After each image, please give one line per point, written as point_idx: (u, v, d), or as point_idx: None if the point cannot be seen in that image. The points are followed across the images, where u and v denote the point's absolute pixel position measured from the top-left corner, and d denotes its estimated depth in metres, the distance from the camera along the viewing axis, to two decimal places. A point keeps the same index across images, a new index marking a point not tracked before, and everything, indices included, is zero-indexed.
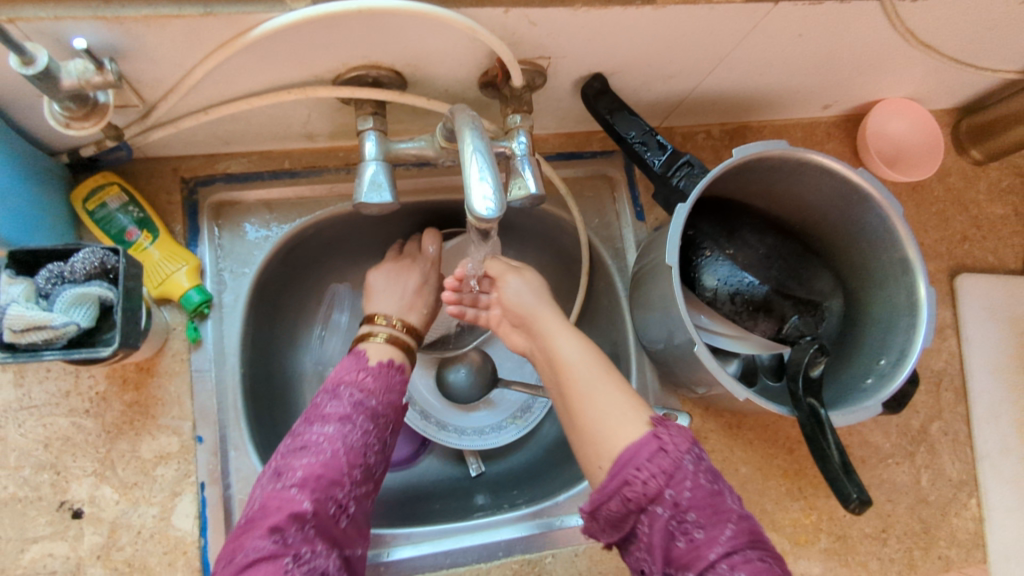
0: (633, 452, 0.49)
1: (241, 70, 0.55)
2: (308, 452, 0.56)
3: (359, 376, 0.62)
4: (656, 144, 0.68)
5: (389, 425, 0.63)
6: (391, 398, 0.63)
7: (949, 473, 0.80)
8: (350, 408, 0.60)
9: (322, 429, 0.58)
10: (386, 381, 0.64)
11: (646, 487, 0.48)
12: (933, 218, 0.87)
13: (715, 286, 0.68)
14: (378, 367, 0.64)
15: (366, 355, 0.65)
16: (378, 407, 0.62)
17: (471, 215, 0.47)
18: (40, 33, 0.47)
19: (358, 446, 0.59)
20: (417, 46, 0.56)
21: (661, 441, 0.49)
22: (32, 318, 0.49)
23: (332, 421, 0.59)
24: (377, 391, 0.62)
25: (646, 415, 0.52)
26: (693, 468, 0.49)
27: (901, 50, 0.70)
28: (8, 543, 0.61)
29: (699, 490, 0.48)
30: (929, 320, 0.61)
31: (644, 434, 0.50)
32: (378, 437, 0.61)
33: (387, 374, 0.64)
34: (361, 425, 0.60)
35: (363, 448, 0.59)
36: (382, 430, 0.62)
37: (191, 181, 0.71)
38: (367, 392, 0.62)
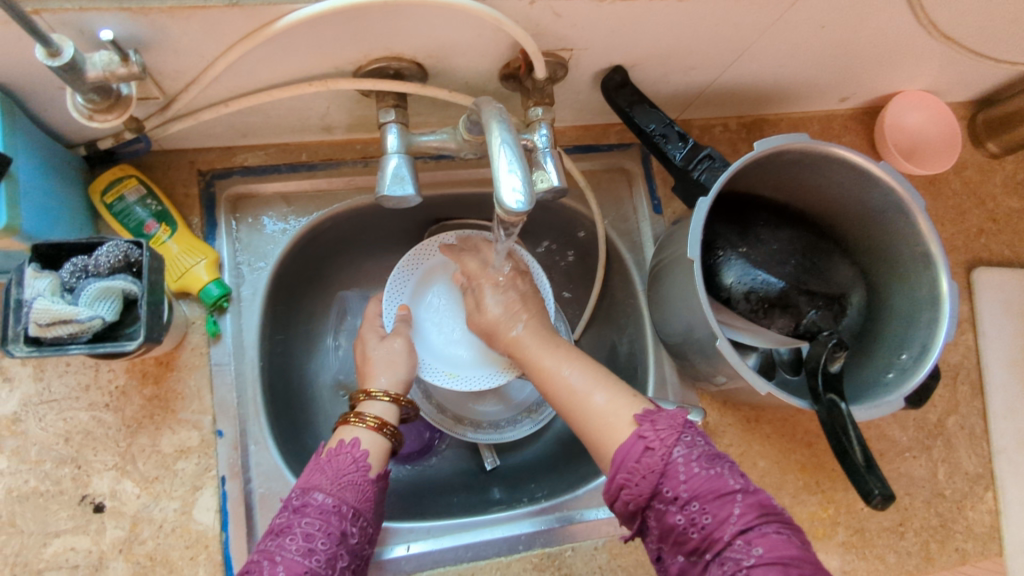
0: (624, 456, 0.50)
1: (263, 62, 0.55)
2: (250, 573, 0.50)
3: (307, 475, 0.56)
4: (676, 137, 0.67)
5: (353, 516, 0.55)
6: (345, 487, 0.56)
7: (966, 467, 0.80)
8: (293, 513, 0.53)
9: (267, 545, 0.51)
10: (336, 469, 0.56)
11: (641, 488, 0.49)
12: (950, 212, 0.87)
13: (732, 285, 0.66)
14: (327, 456, 0.58)
15: (319, 453, 0.59)
16: (326, 500, 0.54)
17: (500, 208, 0.47)
18: (64, 25, 0.46)
19: (300, 550, 0.51)
20: (441, 37, 0.55)
21: (645, 441, 0.50)
22: (58, 312, 0.49)
23: (273, 533, 0.52)
24: (327, 483, 0.55)
25: (631, 417, 0.53)
26: (684, 460, 0.49)
27: (923, 42, 0.69)
28: (30, 538, 0.61)
29: (695, 478, 0.48)
30: (951, 314, 0.60)
31: (628, 437, 0.51)
32: (331, 534, 0.52)
33: (336, 461, 0.57)
34: (303, 526, 0.52)
35: (308, 552, 0.51)
36: (336, 524, 0.53)
37: (208, 175, 0.71)
38: (312, 489, 0.55)
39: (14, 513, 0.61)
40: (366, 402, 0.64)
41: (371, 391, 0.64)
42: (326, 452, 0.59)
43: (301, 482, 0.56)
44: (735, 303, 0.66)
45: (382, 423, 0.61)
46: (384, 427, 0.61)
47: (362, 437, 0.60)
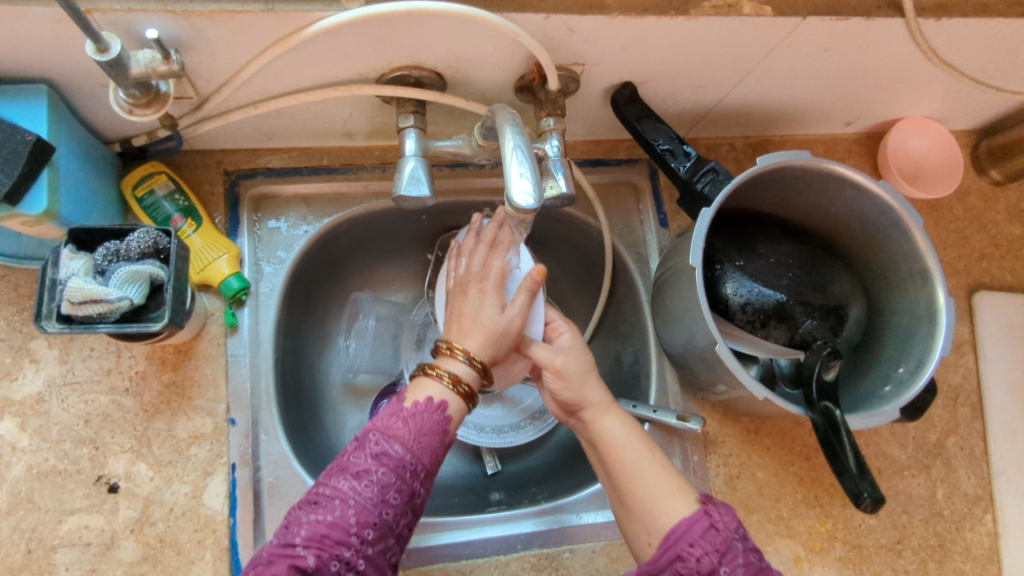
0: (687, 527, 0.52)
1: (292, 67, 0.59)
2: (318, 506, 0.49)
3: (390, 421, 0.53)
4: (682, 152, 0.70)
5: (424, 475, 0.53)
6: (423, 447, 0.53)
7: (966, 488, 0.80)
8: (371, 458, 0.51)
9: (338, 483, 0.50)
10: (420, 425, 0.53)
11: (700, 564, 0.50)
12: (952, 236, 0.88)
13: (731, 296, 0.67)
14: (412, 409, 0.54)
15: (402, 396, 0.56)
16: (405, 455, 0.52)
17: (511, 207, 0.49)
18: (112, 24, 0.50)
19: (374, 500, 0.49)
20: (460, 48, 0.59)
21: (712, 519, 0.52)
22: (90, 291, 0.52)
23: (348, 472, 0.50)
24: (407, 437, 0.52)
25: (694, 493, 0.55)
26: (742, 547, 0.51)
27: (924, 69, 0.72)
28: (46, 514, 0.63)
29: (752, 567, 0.50)
30: (947, 329, 0.62)
31: (695, 510, 0.53)
32: (402, 492, 0.51)
33: (421, 417, 0.54)
34: (379, 476, 0.50)
35: (379, 504, 0.50)
36: (408, 483, 0.51)
37: (233, 175, 0.74)
38: (393, 439, 0.52)
39: (33, 489, 0.63)
40: (445, 357, 0.58)
41: (451, 346, 0.59)
42: (410, 402, 0.55)
43: (381, 426, 0.53)
44: (731, 314, 0.68)
45: (459, 382, 0.57)
46: (460, 386, 0.57)
47: (449, 401, 0.56)
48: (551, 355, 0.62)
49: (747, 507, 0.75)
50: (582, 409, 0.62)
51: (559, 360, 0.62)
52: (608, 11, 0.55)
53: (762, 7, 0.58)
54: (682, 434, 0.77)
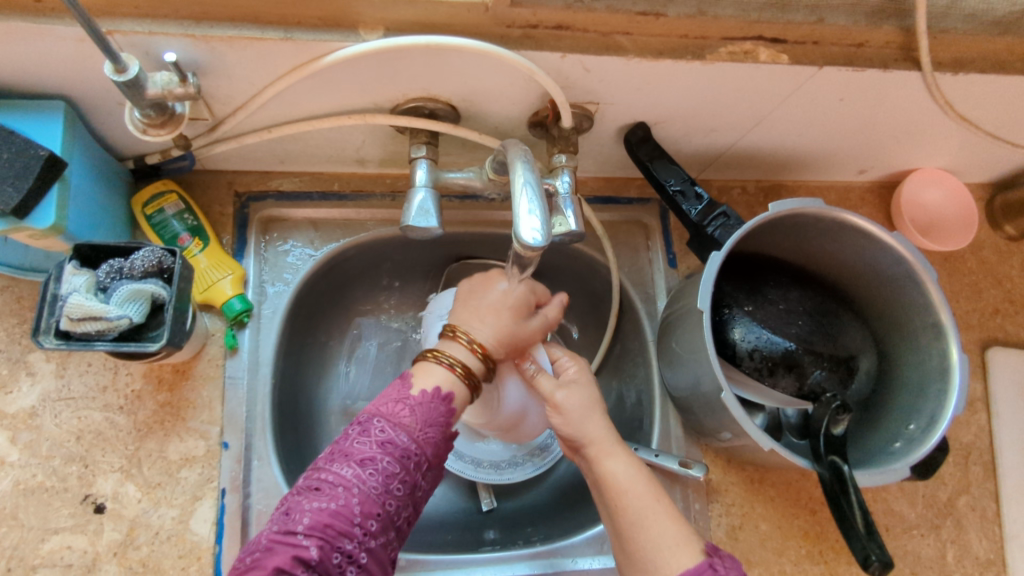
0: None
1: (307, 94, 0.59)
2: (322, 493, 0.47)
3: (397, 409, 0.51)
4: (693, 194, 0.70)
5: (427, 468, 0.51)
6: (428, 438, 0.51)
7: (976, 551, 0.77)
8: (375, 445, 0.49)
9: (343, 470, 0.48)
10: (425, 415, 0.52)
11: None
12: (966, 290, 0.87)
13: (739, 341, 0.66)
14: (418, 398, 0.52)
15: (411, 380, 0.54)
16: (410, 446, 0.50)
17: (518, 243, 0.49)
18: (132, 46, 0.51)
19: (377, 489, 0.48)
20: (476, 83, 0.59)
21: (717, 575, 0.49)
22: (90, 308, 0.52)
23: (352, 459, 0.48)
24: (413, 427, 0.51)
25: (700, 544, 0.52)
26: None
27: (941, 123, 0.71)
28: (29, 532, 0.61)
29: None
30: (960, 387, 0.60)
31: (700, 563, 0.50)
32: (406, 483, 0.49)
33: (428, 408, 0.52)
34: (385, 465, 0.48)
35: (383, 494, 0.48)
36: (413, 474, 0.50)
37: (243, 196, 0.74)
38: (398, 427, 0.51)
39: (18, 506, 0.62)
40: (451, 342, 0.58)
41: (453, 331, 0.59)
42: (417, 390, 0.53)
43: (385, 411, 0.51)
44: (739, 360, 0.66)
45: (466, 370, 0.56)
46: (466, 372, 0.56)
47: (456, 390, 0.55)
48: (552, 387, 0.61)
49: (748, 560, 0.73)
50: (584, 446, 0.59)
51: (559, 395, 0.61)
52: (624, 52, 0.56)
53: (778, 54, 0.58)
54: (684, 480, 0.74)
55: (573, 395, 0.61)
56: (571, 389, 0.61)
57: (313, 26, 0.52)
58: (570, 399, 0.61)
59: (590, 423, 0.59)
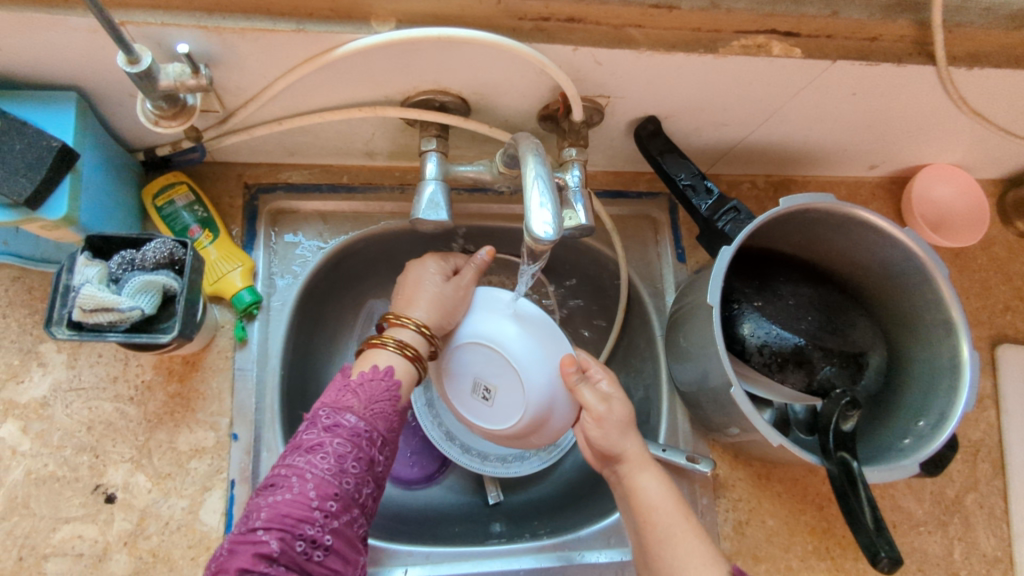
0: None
1: (318, 86, 0.59)
2: (277, 488, 0.48)
3: (341, 395, 0.53)
4: (703, 189, 0.69)
5: (380, 444, 0.52)
6: (376, 414, 0.53)
7: (984, 549, 0.77)
8: (324, 432, 0.50)
9: (294, 461, 0.49)
10: (369, 392, 0.53)
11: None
12: (976, 286, 0.87)
13: (748, 337, 0.66)
14: (359, 378, 0.54)
15: (353, 368, 0.56)
16: (358, 424, 0.51)
17: (529, 236, 0.49)
18: (145, 37, 0.51)
19: (332, 470, 0.48)
20: (486, 75, 0.59)
21: None
22: (102, 299, 0.52)
23: (302, 449, 0.49)
24: (358, 406, 0.52)
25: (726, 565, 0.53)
26: None
27: (955, 118, 0.71)
28: (41, 521, 0.62)
29: None
30: (971, 384, 0.60)
31: None
32: (361, 459, 0.50)
33: (370, 385, 0.54)
34: (334, 447, 0.49)
35: (339, 474, 0.49)
36: (366, 451, 0.51)
37: (253, 188, 0.74)
38: (344, 410, 0.52)
39: (30, 495, 0.62)
40: (394, 328, 0.61)
41: (396, 317, 0.61)
42: (357, 373, 0.55)
43: (329, 400, 0.53)
44: (748, 355, 0.66)
45: (406, 347, 0.58)
46: (409, 352, 0.58)
47: (398, 365, 0.57)
48: (594, 400, 0.61)
49: (755, 555, 0.73)
50: (619, 462, 0.60)
51: (602, 408, 0.60)
52: (637, 45, 0.55)
53: (792, 48, 0.58)
54: (691, 475, 0.75)
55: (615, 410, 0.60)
56: (612, 403, 0.61)
57: (325, 18, 0.51)
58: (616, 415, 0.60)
59: (627, 441, 0.60)
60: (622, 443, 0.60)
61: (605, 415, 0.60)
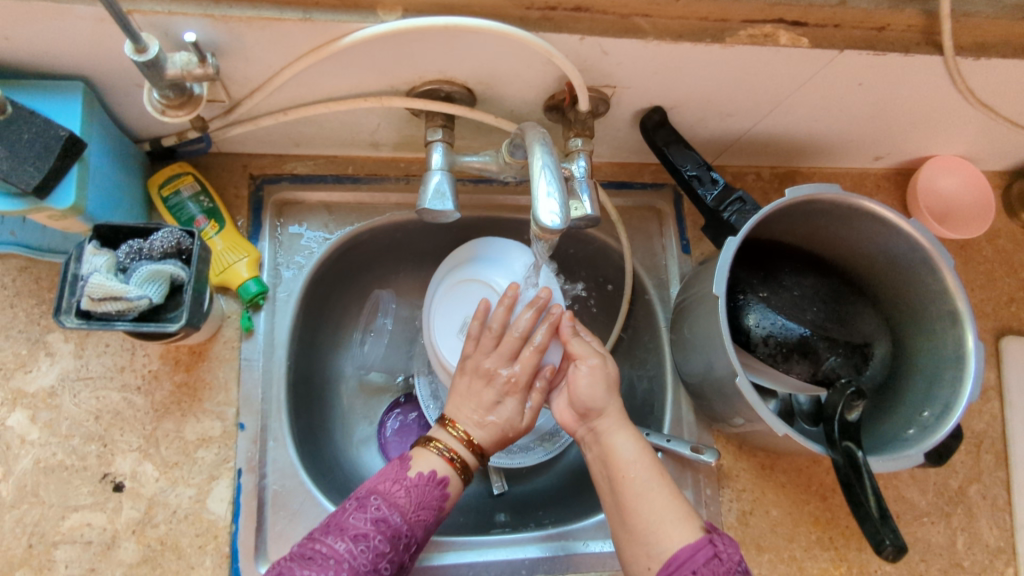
0: (690, 553, 0.51)
1: (324, 76, 0.59)
2: (311, 562, 0.50)
3: (394, 490, 0.55)
4: (709, 179, 0.69)
5: (411, 552, 0.54)
6: (418, 520, 0.55)
7: (987, 539, 0.78)
8: (371, 522, 0.53)
9: (337, 542, 0.51)
10: (420, 498, 0.56)
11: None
12: (981, 278, 0.87)
13: (753, 327, 0.66)
14: (415, 479, 0.57)
15: (410, 465, 0.58)
16: (402, 526, 0.54)
17: (537, 226, 0.49)
18: (152, 26, 0.51)
19: (367, 566, 0.51)
20: (493, 65, 0.58)
21: (716, 549, 0.51)
22: (111, 288, 0.52)
23: (346, 533, 0.52)
24: (407, 507, 0.55)
25: (698, 522, 0.54)
26: None
27: (961, 109, 0.70)
28: (50, 509, 0.62)
29: None
30: (976, 373, 0.60)
31: (700, 538, 0.52)
32: (393, 563, 0.52)
33: (422, 489, 0.56)
34: (376, 543, 0.52)
35: (370, 572, 0.51)
36: (400, 555, 0.53)
37: (258, 179, 0.74)
38: (393, 506, 0.54)
39: (39, 484, 0.63)
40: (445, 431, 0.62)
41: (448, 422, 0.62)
42: (413, 472, 0.57)
43: (382, 490, 0.55)
44: (753, 346, 0.66)
45: (456, 458, 0.60)
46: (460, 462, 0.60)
47: (448, 476, 0.59)
48: (583, 350, 0.64)
49: (759, 546, 0.73)
50: (597, 418, 0.61)
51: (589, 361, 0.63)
52: (643, 35, 0.55)
53: (799, 38, 0.58)
54: (695, 465, 0.75)
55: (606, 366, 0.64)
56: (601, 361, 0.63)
57: (332, 7, 0.51)
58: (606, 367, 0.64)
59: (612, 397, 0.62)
60: (605, 399, 0.62)
61: (597, 364, 0.63)
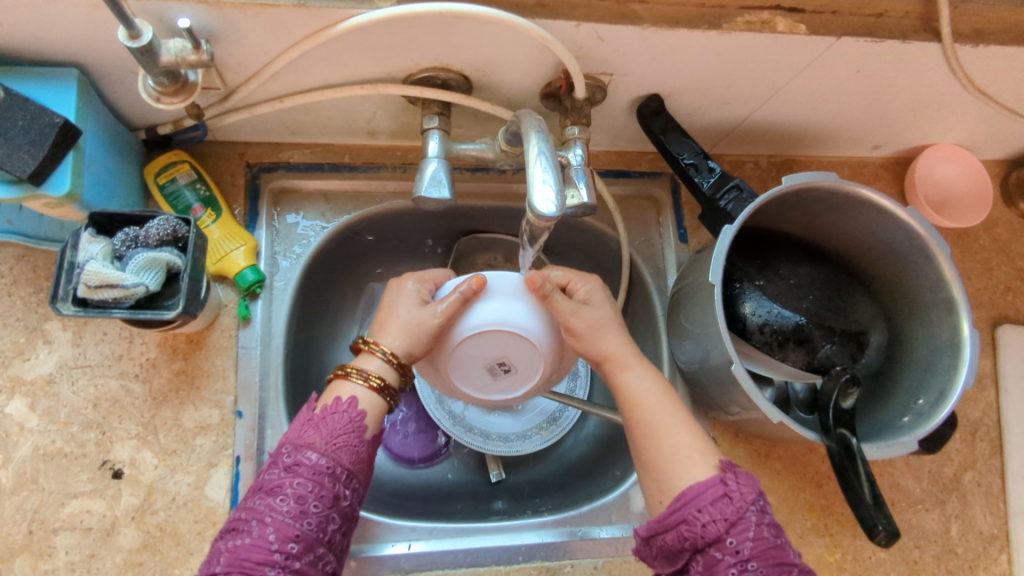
0: (699, 492, 0.51)
1: (320, 63, 0.59)
2: (238, 532, 0.49)
3: (303, 432, 0.54)
4: (706, 168, 0.69)
5: (345, 483, 0.53)
6: (338, 448, 0.53)
7: (980, 526, 0.78)
8: (284, 471, 0.51)
9: (257, 503, 0.50)
10: (330, 428, 0.54)
11: (706, 530, 0.49)
12: (977, 267, 0.87)
13: (749, 316, 0.66)
14: (322, 414, 0.55)
15: (316, 404, 0.56)
16: (319, 461, 0.52)
17: (532, 213, 0.49)
18: (146, 12, 0.50)
19: (292, 512, 0.49)
20: (489, 52, 0.58)
21: (727, 488, 0.50)
22: (107, 276, 0.52)
23: (263, 492, 0.51)
24: (320, 442, 0.53)
25: (714, 460, 0.53)
26: (757, 520, 0.49)
27: (960, 97, 0.70)
28: (49, 496, 0.63)
29: (761, 542, 0.48)
30: (970, 361, 0.60)
31: (712, 476, 0.51)
32: (323, 497, 0.51)
33: (332, 420, 0.54)
34: (294, 487, 0.50)
35: (299, 515, 0.49)
36: (328, 487, 0.51)
37: (255, 167, 0.74)
38: (305, 447, 0.53)
39: (38, 471, 0.63)
40: (365, 355, 0.60)
41: (373, 344, 0.60)
42: (320, 408, 0.56)
43: (292, 438, 0.54)
44: (749, 334, 0.66)
45: (370, 376, 0.57)
46: (384, 386, 0.58)
47: (358, 394, 0.57)
48: (567, 309, 0.61)
49: None
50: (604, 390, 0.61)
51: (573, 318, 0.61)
52: (640, 22, 0.55)
53: (796, 24, 0.57)
54: None
55: (581, 317, 0.61)
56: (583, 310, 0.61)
57: None
58: (579, 323, 0.61)
59: (605, 353, 0.61)
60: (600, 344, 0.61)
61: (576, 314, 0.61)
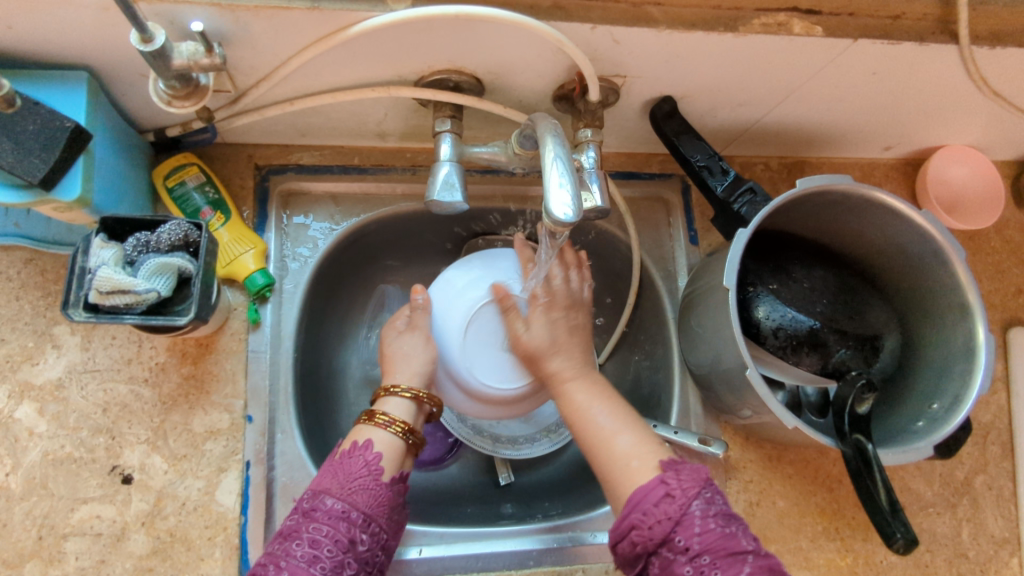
0: (643, 495, 0.50)
1: (331, 66, 0.58)
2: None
3: (320, 480, 0.55)
4: (719, 170, 0.69)
5: (361, 528, 0.53)
6: (354, 491, 0.54)
7: (992, 530, 0.78)
8: (301, 517, 0.53)
9: (274, 548, 0.51)
10: (346, 474, 0.55)
11: (652, 532, 0.49)
12: (988, 269, 0.86)
13: (763, 319, 0.65)
14: (340, 461, 0.56)
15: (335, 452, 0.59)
16: (335, 506, 0.53)
17: (548, 219, 0.48)
18: (158, 15, 0.50)
19: (305, 557, 0.50)
20: (502, 54, 0.58)
21: (668, 486, 0.50)
22: (119, 282, 0.52)
23: (281, 537, 0.52)
24: (337, 488, 0.54)
25: (656, 461, 0.53)
26: (702, 513, 0.49)
27: (974, 99, 0.70)
28: (59, 501, 0.62)
29: (709, 534, 0.48)
30: (986, 365, 0.60)
31: (651, 478, 0.51)
32: (337, 541, 0.51)
33: (348, 465, 0.56)
34: (309, 532, 0.51)
35: (313, 559, 0.50)
36: (343, 531, 0.52)
37: (264, 170, 0.74)
38: (322, 493, 0.54)
39: (48, 476, 0.63)
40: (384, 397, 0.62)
41: (389, 387, 0.62)
42: (337, 455, 0.58)
43: (311, 486, 0.55)
44: (763, 338, 0.66)
45: (377, 416, 0.60)
46: (394, 425, 0.59)
47: (367, 433, 0.59)
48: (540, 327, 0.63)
49: (766, 536, 0.73)
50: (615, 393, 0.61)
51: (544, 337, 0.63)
52: (656, 24, 0.54)
53: (813, 26, 0.57)
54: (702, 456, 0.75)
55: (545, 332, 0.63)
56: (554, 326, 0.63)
57: None
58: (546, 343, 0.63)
59: None
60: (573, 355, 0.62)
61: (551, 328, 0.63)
